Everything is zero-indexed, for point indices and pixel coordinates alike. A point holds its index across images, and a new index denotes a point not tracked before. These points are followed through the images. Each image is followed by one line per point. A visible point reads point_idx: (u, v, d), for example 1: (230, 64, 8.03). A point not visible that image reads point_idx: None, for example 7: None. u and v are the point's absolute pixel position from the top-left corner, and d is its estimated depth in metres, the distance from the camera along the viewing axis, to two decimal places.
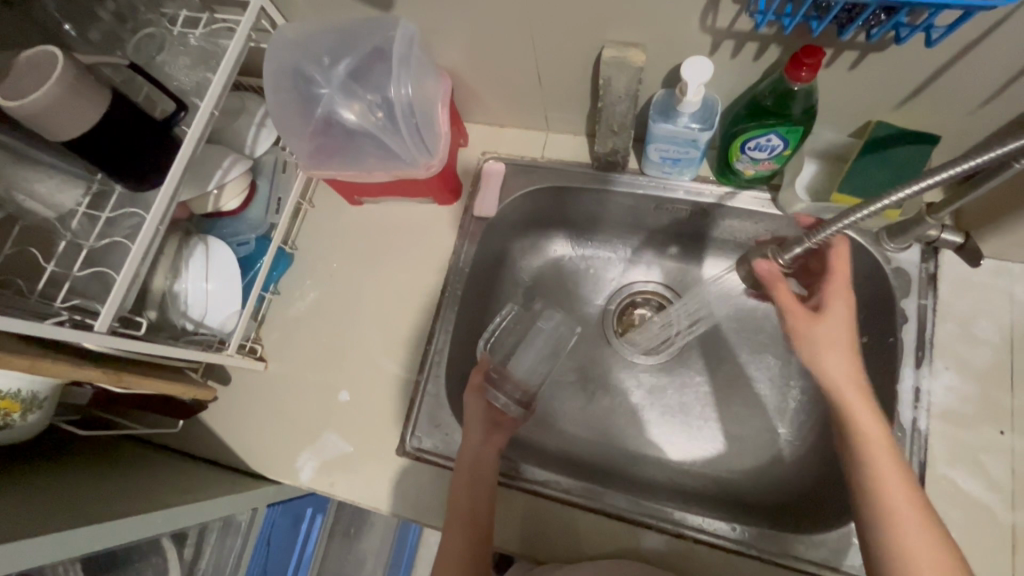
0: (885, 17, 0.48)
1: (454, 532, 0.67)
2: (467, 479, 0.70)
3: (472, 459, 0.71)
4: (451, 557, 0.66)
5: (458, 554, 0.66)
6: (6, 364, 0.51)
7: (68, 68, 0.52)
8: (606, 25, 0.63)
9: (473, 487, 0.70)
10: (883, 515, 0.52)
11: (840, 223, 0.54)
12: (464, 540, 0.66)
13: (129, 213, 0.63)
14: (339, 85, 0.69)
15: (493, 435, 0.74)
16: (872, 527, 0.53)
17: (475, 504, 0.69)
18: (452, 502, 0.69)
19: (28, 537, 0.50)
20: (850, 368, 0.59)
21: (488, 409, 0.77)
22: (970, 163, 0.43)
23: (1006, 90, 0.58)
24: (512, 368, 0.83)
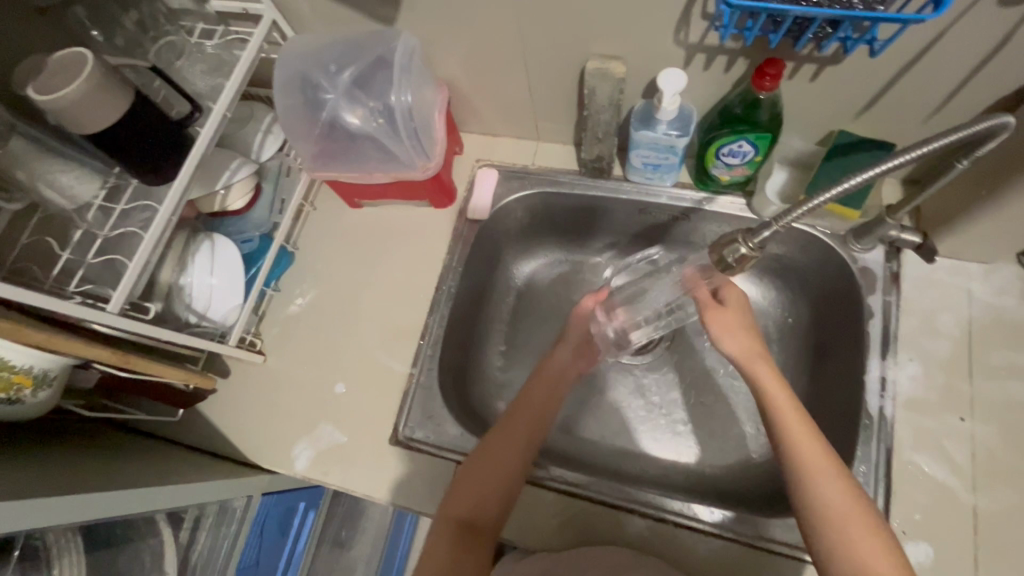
0: (831, 30, 0.54)
1: (510, 428, 0.71)
2: (544, 392, 0.75)
3: (550, 376, 0.78)
4: (501, 449, 0.69)
5: (507, 449, 0.69)
6: (23, 337, 0.54)
7: (96, 66, 0.57)
8: (590, 40, 0.69)
9: (547, 399, 0.75)
10: (833, 517, 0.54)
11: (794, 212, 0.52)
12: (517, 438, 0.70)
13: (142, 206, 0.67)
14: (343, 91, 0.75)
15: (579, 359, 0.82)
16: (825, 521, 0.54)
17: (538, 413, 0.73)
18: (517, 403, 0.74)
19: (36, 499, 0.52)
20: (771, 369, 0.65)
21: (586, 334, 0.83)
22: (892, 163, 0.49)
23: (949, 101, 0.65)
24: (632, 312, 0.86)
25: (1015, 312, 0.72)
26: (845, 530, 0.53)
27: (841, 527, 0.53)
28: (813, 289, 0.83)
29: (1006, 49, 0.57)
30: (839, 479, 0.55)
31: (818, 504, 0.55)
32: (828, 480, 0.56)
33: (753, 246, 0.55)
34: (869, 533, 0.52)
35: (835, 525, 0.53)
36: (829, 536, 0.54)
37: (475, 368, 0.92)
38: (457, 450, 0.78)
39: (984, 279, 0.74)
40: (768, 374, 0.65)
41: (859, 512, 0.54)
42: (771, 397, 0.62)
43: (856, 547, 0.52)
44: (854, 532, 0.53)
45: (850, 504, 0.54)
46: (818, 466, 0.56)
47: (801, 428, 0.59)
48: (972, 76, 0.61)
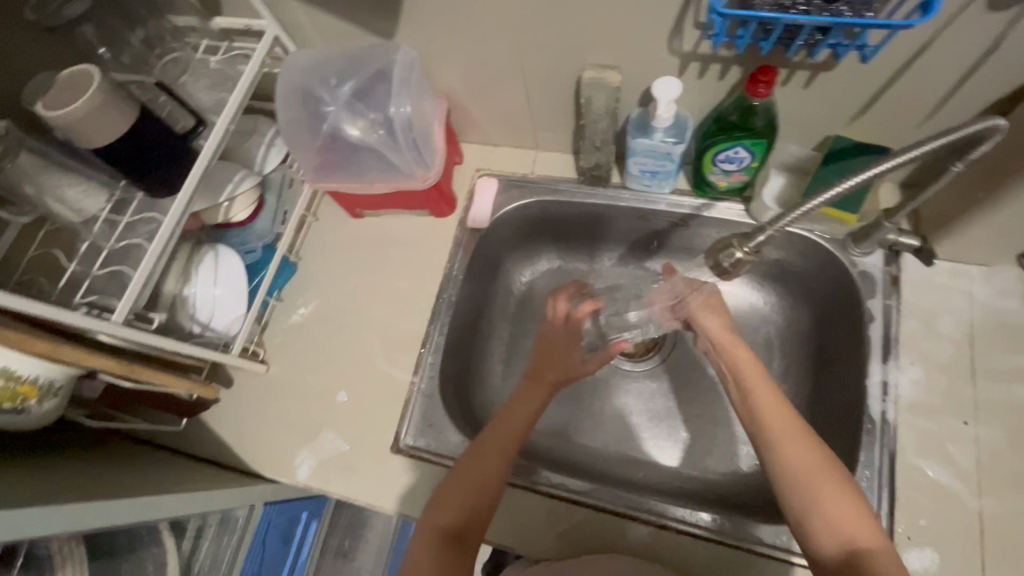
0: (822, 37, 0.55)
1: (495, 433, 0.69)
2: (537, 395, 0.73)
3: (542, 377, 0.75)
4: (485, 454, 0.67)
5: (493, 453, 0.67)
6: (30, 347, 0.55)
7: (103, 82, 0.58)
8: (586, 50, 0.71)
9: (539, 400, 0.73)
10: (806, 479, 0.55)
11: (789, 216, 0.53)
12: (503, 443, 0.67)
13: (147, 218, 0.69)
14: (344, 104, 0.76)
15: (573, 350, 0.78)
16: (793, 480, 0.56)
17: (525, 418, 0.70)
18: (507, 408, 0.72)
19: (42, 507, 0.53)
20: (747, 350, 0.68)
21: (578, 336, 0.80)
22: (884, 166, 0.49)
23: (944, 104, 0.65)
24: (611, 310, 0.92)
25: (1017, 315, 0.72)
26: (814, 488, 0.55)
27: (810, 487, 0.55)
28: (813, 294, 0.83)
29: (998, 52, 0.57)
30: (805, 443, 0.57)
31: (784, 464, 0.57)
32: (795, 442, 0.57)
33: (749, 250, 0.57)
34: (835, 487, 0.55)
35: (804, 487, 0.55)
36: (798, 497, 0.55)
37: (477, 376, 0.92)
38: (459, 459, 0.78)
39: (984, 281, 0.74)
40: (746, 358, 0.67)
41: (823, 468, 0.56)
42: (746, 377, 0.64)
43: (820, 502, 0.54)
44: (822, 490, 0.54)
45: (818, 465, 0.56)
46: (785, 430, 0.58)
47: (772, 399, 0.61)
48: (965, 80, 0.61)
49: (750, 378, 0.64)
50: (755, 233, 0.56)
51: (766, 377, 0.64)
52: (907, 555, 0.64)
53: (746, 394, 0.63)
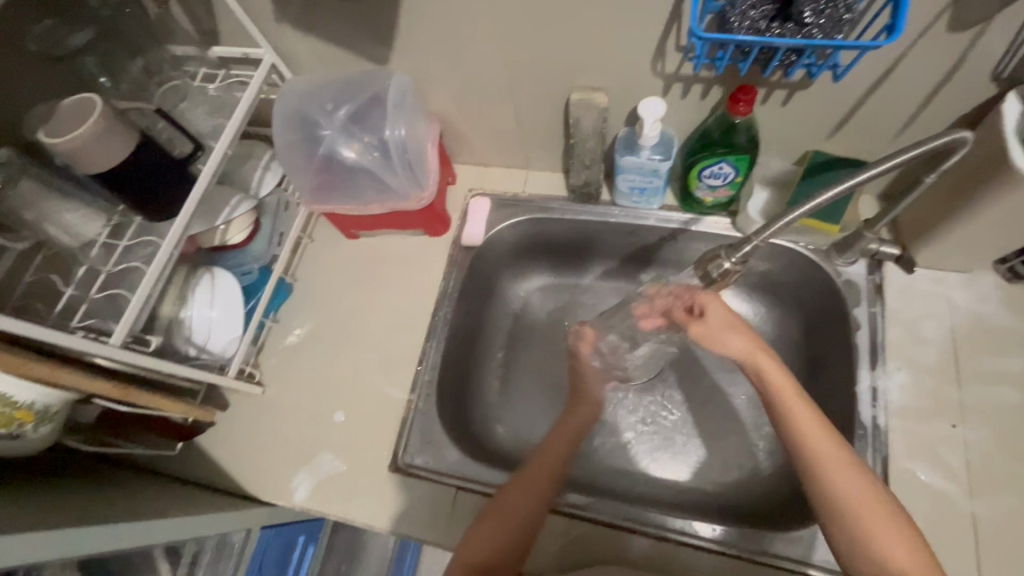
0: (796, 57, 0.58)
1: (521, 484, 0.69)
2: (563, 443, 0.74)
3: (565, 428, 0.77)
4: (519, 500, 0.68)
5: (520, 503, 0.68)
6: (29, 371, 0.56)
7: (105, 110, 0.60)
8: (574, 73, 0.74)
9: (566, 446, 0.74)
10: (850, 504, 0.57)
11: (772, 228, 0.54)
12: (535, 489, 0.69)
13: (144, 241, 0.69)
14: (340, 127, 0.78)
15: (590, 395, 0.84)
16: (850, 519, 0.56)
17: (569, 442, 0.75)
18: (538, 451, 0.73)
19: (40, 531, 0.53)
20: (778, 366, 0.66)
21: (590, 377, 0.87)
22: (862, 176, 0.51)
23: (914, 120, 0.68)
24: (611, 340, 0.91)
25: (997, 319, 0.74)
26: (864, 518, 0.56)
27: (861, 519, 0.56)
28: (802, 304, 0.85)
29: (962, 68, 0.60)
30: (851, 472, 0.58)
31: (833, 496, 0.58)
32: (843, 472, 0.58)
33: (736, 260, 0.57)
34: (887, 519, 0.56)
35: (853, 514, 0.56)
36: (846, 528, 0.57)
37: (474, 393, 0.92)
38: (457, 476, 0.78)
39: (964, 287, 0.76)
40: (777, 374, 0.65)
41: (872, 498, 0.57)
42: (783, 403, 0.63)
43: (872, 534, 0.55)
44: (870, 518, 0.56)
45: (870, 496, 0.57)
46: (833, 460, 0.59)
47: (811, 422, 0.61)
48: (933, 96, 0.65)
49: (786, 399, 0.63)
50: (745, 243, 0.56)
51: (803, 397, 0.63)
52: None
53: (788, 425, 0.62)
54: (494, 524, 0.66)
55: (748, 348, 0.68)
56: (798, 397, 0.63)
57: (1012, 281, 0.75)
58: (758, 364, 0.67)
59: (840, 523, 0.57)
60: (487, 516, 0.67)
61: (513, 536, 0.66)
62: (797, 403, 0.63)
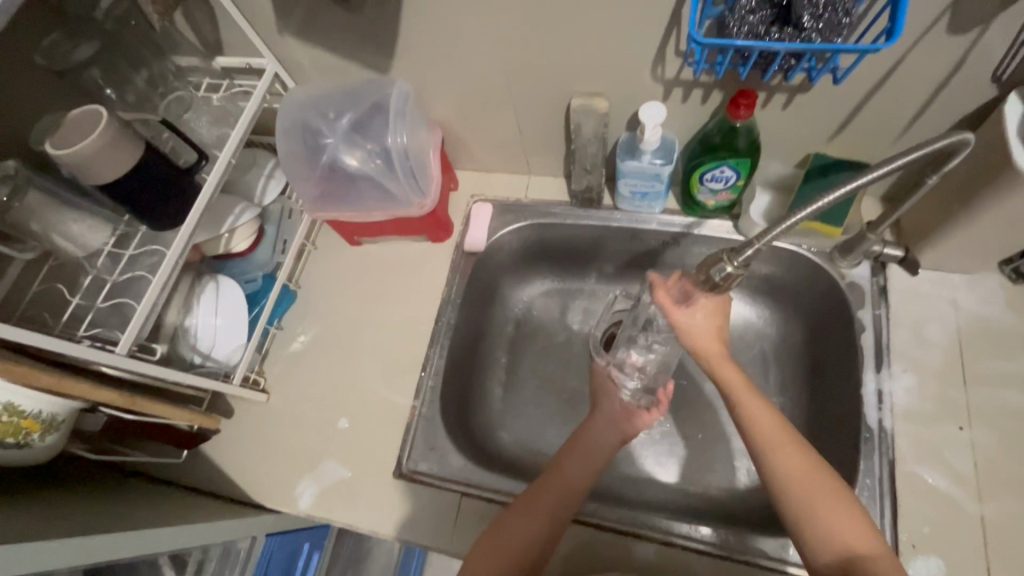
0: (795, 61, 0.58)
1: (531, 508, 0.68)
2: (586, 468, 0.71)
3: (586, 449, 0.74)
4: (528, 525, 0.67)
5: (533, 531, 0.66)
6: (36, 380, 0.56)
7: (110, 121, 0.60)
8: (574, 80, 0.74)
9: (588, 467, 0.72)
10: (797, 485, 0.58)
11: (776, 232, 0.53)
12: (549, 513, 0.68)
13: (149, 250, 0.70)
14: (343, 136, 0.79)
15: (625, 424, 0.77)
16: (793, 497, 0.57)
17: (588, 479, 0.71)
18: (546, 476, 0.71)
19: (47, 541, 0.53)
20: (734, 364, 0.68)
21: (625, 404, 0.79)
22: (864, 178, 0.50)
23: (915, 122, 0.68)
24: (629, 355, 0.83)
25: (1002, 320, 0.74)
26: (810, 497, 0.57)
27: (808, 498, 0.57)
28: (806, 306, 0.85)
29: (962, 71, 0.60)
30: (797, 453, 0.60)
31: (777, 475, 0.59)
32: (790, 454, 0.60)
33: (739, 264, 0.56)
34: (834, 500, 0.56)
35: (798, 493, 0.57)
36: (794, 506, 0.57)
37: (477, 398, 0.92)
38: (461, 482, 0.78)
39: (968, 289, 0.76)
40: (730, 368, 0.68)
41: (820, 479, 0.58)
42: (734, 393, 0.66)
43: (819, 513, 0.56)
44: (818, 498, 0.56)
45: (814, 476, 0.58)
46: (779, 443, 0.60)
47: (761, 412, 0.63)
48: (933, 99, 0.65)
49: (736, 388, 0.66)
50: (747, 246, 0.55)
51: (755, 390, 0.65)
52: (911, 563, 0.64)
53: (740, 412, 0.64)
54: (501, 551, 0.65)
55: (715, 348, 0.69)
56: (749, 390, 0.65)
57: (1017, 283, 0.75)
58: (716, 361, 0.68)
59: (783, 499, 0.58)
60: (493, 540, 0.66)
61: (524, 563, 0.65)
62: (747, 396, 0.65)
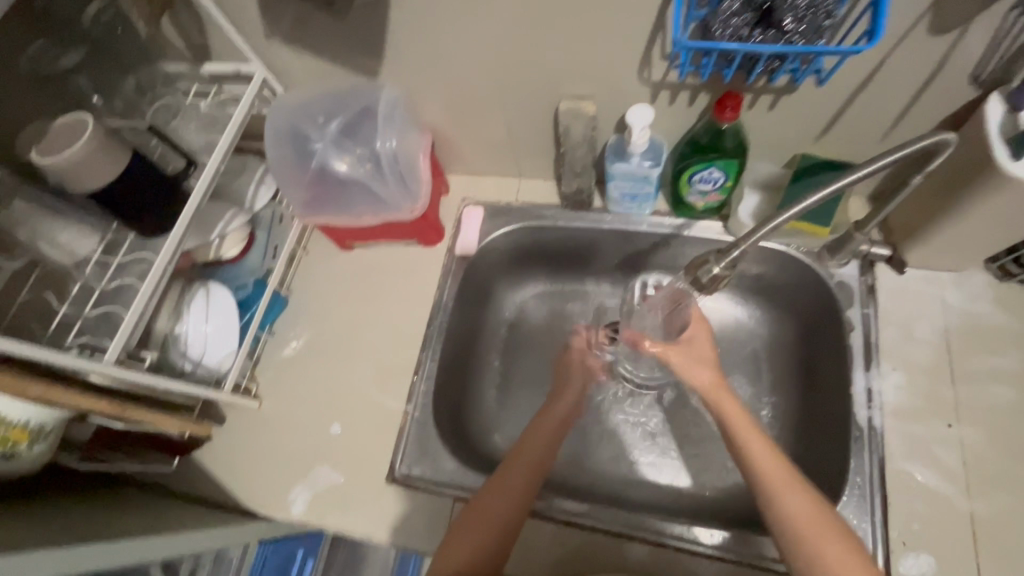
0: (779, 63, 0.58)
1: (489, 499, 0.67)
2: (539, 446, 0.72)
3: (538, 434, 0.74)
4: (493, 510, 0.66)
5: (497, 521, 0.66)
6: (24, 390, 0.56)
7: (97, 129, 0.60)
8: (562, 83, 0.74)
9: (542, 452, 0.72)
10: (804, 529, 0.57)
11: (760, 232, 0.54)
12: (514, 498, 0.67)
13: (138, 257, 0.69)
14: (332, 140, 0.80)
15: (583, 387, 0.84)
16: (805, 540, 0.56)
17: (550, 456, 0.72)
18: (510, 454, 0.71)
19: (36, 551, 0.53)
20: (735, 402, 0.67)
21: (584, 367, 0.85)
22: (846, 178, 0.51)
23: (900, 122, 0.69)
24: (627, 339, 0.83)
25: (989, 318, 0.74)
26: (821, 542, 0.56)
27: (816, 543, 0.56)
28: (796, 305, 0.85)
29: (944, 71, 0.61)
30: (804, 497, 0.58)
31: (785, 517, 0.58)
32: (797, 497, 0.58)
33: (725, 266, 0.57)
34: (835, 539, 0.56)
35: (806, 537, 0.56)
36: (804, 551, 0.56)
37: (470, 402, 0.92)
38: (455, 486, 0.78)
39: (956, 287, 0.76)
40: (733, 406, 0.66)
41: (826, 523, 0.57)
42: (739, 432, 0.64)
43: (827, 554, 0.55)
44: (825, 542, 0.56)
45: (821, 520, 0.57)
46: (787, 486, 0.59)
47: (766, 453, 0.62)
48: (917, 99, 0.65)
49: (742, 428, 0.64)
50: (732, 249, 0.56)
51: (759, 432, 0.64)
52: (903, 561, 0.65)
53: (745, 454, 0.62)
54: (473, 539, 0.65)
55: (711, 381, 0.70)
56: (753, 430, 0.64)
57: (1003, 280, 0.75)
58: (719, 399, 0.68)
59: (787, 540, 0.57)
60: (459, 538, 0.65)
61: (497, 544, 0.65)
62: (752, 436, 0.63)
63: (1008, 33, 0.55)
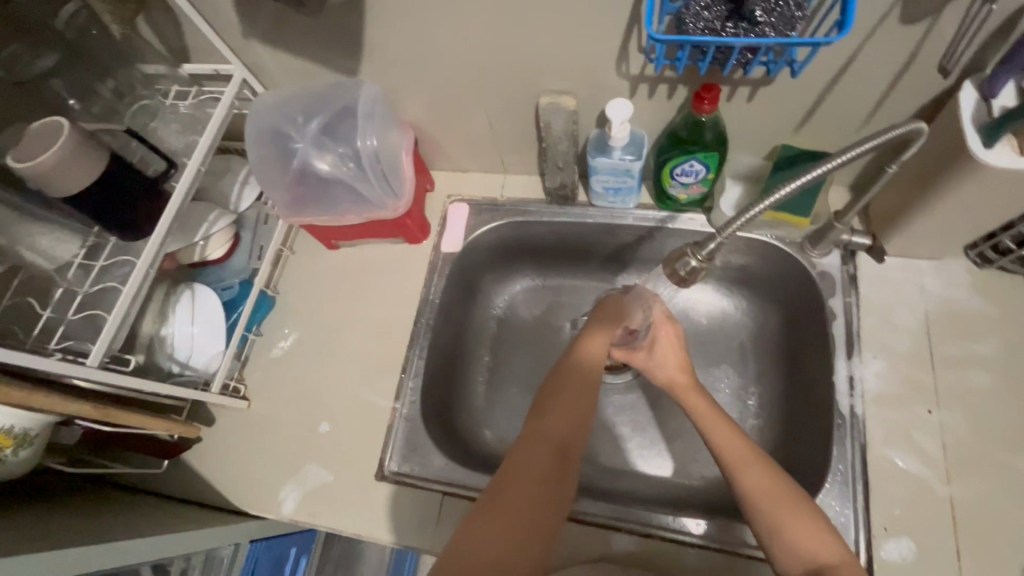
0: (752, 55, 0.58)
1: (522, 474, 0.58)
2: (568, 403, 0.65)
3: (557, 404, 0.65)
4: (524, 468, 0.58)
5: (533, 500, 0.55)
6: (4, 396, 0.56)
7: (72, 132, 0.60)
8: (542, 78, 0.74)
9: (573, 421, 0.64)
10: (758, 498, 0.59)
11: (736, 224, 0.55)
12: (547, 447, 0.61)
13: (121, 260, 0.70)
14: (312, 140, 0.79)
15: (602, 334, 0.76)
16: (756, 509, 0.59)
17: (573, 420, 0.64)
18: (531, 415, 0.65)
19: (23, 555, 0.53)
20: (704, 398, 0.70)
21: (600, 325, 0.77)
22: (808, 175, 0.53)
23: (877, 111, 0.69)
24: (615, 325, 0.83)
25: (968, 304, 0.75)
26: (773, 509, 0.58)
27: (772, 512, 0.57)
28: (780, 296, 0.86)
29: (917, 60, 0.61)
30: (763, 471, 0.60)
31: (742, 492, 0.60)
32: (753, 470, 0.60)
33: (703, 257, 0.58)
34: (792, 507, 0.57)
35: (763, 507, 0.58)
36: (761, 520, 0.58)
37: (458, 398, 0.93)
38: (443, 482, 0.78)
39: (936, 274, 0.77)
40: (699, 398, 0.70)
41: (780, 491, 0.59)
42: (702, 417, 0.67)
43: (787, 524, 0.57)
44: (779, 511, 0.57)
45: (775, 489, 0.59)
46: (745, 460, 0.61)
47: (727, 433, 0.65)
48: (892, 88, 0.66)
49: (705, 416, 0.67)
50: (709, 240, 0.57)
51: (722, 415, 0.67)
52: (884, 545, 0.65)
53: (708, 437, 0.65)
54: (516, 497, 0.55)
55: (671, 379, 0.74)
56: (717, 414, 0.67)
57: (982, 267, 0.76)
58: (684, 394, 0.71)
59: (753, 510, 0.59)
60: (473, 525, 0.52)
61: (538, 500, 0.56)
62: (716, 420, 0.66)
63: (976, 22, 0.56)
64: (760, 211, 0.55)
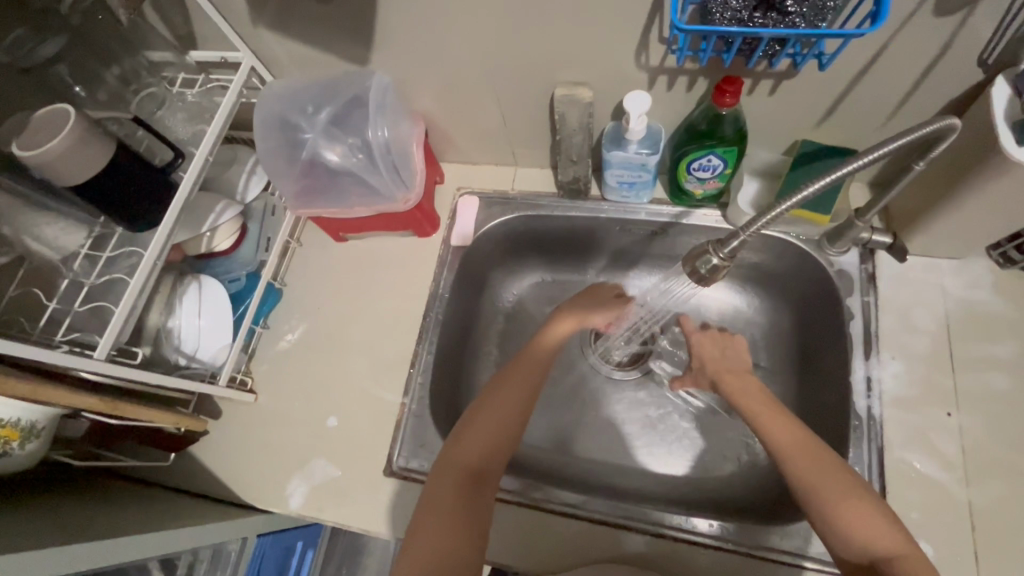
0: (779, 47, 0.57)
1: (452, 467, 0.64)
2: (505, 393, 0.70)
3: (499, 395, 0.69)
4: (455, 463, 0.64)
5: (456, 489, 0.62)
6: (10, 389, 0.54)
7: (79, 119, 0.58)
8: (558, 69, 0.72)
9: (503, 413, 0.68)
10: (816, 488, 0.58)
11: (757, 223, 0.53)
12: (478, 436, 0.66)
13: (128, 251, 0.68)
14: (322, 130, 0.77)
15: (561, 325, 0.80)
16: (813, 504, 0.58)
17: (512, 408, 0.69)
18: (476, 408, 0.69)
19: (31, 550, 0.53)
20: (761, 392, 0.70)
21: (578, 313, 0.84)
22: (846, 167, 0.50)
23: (903, 106, 0.68)
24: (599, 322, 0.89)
25: (989, 305, 0.73)
26: (830, 501, 0.57)
27: (829, 504, 0.57)
28: (795, 294, 0.84)
29: (949, 54, 0.59)
30: (816, 463, 0.60)
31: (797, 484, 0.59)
32: (809, 464, 0.60)
33: (724, 256, 0.56)
34: (849, 499, 0.56)
35: (821, 497, 0.57)
36: (819, 513, 0.57)
37: (466, 393, 0.92)
38: None
39: (957, 274, 0.75)
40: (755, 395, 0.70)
41: (841, 480, 0.58)
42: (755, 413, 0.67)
43: (844, 515, 0.56)
44: (838, 502, 0.56)
45: (831, 479, 0.58)
46: (800, 453, 0.61)
47: (783, 426, 0.64)
48: (921, 82, 0.64)
49: (761, 411, 0.67)
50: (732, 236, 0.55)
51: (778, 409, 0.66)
52: None
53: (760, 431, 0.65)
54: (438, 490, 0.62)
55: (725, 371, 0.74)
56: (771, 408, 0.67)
57: (1005, 267, 0.74)
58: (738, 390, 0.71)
59: (808, 503, 0.58)
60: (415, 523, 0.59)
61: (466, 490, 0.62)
62: (774, 414, 0.66)
63: (1013, 14, 0.54)
64: (788, 209, 0.53)
